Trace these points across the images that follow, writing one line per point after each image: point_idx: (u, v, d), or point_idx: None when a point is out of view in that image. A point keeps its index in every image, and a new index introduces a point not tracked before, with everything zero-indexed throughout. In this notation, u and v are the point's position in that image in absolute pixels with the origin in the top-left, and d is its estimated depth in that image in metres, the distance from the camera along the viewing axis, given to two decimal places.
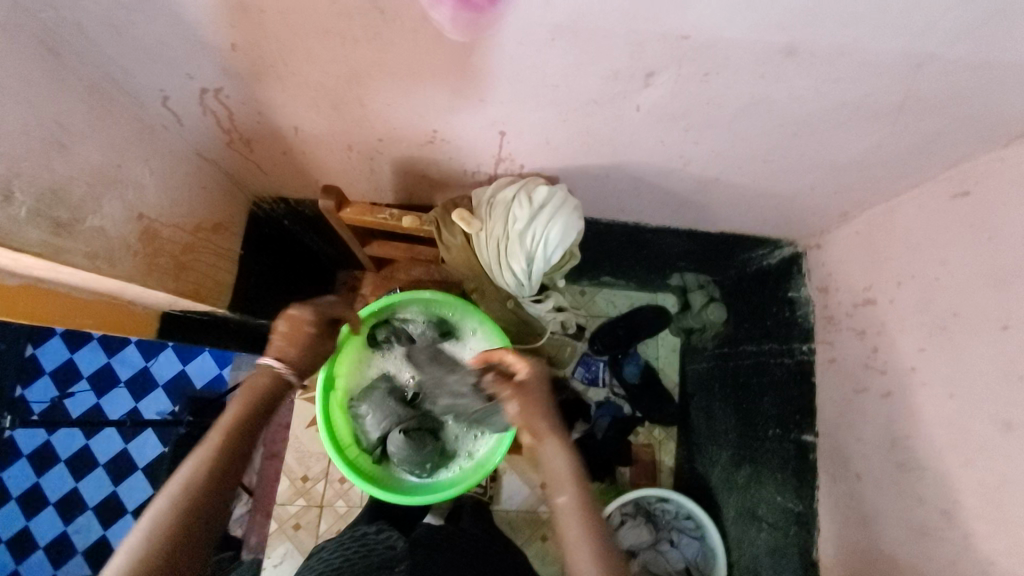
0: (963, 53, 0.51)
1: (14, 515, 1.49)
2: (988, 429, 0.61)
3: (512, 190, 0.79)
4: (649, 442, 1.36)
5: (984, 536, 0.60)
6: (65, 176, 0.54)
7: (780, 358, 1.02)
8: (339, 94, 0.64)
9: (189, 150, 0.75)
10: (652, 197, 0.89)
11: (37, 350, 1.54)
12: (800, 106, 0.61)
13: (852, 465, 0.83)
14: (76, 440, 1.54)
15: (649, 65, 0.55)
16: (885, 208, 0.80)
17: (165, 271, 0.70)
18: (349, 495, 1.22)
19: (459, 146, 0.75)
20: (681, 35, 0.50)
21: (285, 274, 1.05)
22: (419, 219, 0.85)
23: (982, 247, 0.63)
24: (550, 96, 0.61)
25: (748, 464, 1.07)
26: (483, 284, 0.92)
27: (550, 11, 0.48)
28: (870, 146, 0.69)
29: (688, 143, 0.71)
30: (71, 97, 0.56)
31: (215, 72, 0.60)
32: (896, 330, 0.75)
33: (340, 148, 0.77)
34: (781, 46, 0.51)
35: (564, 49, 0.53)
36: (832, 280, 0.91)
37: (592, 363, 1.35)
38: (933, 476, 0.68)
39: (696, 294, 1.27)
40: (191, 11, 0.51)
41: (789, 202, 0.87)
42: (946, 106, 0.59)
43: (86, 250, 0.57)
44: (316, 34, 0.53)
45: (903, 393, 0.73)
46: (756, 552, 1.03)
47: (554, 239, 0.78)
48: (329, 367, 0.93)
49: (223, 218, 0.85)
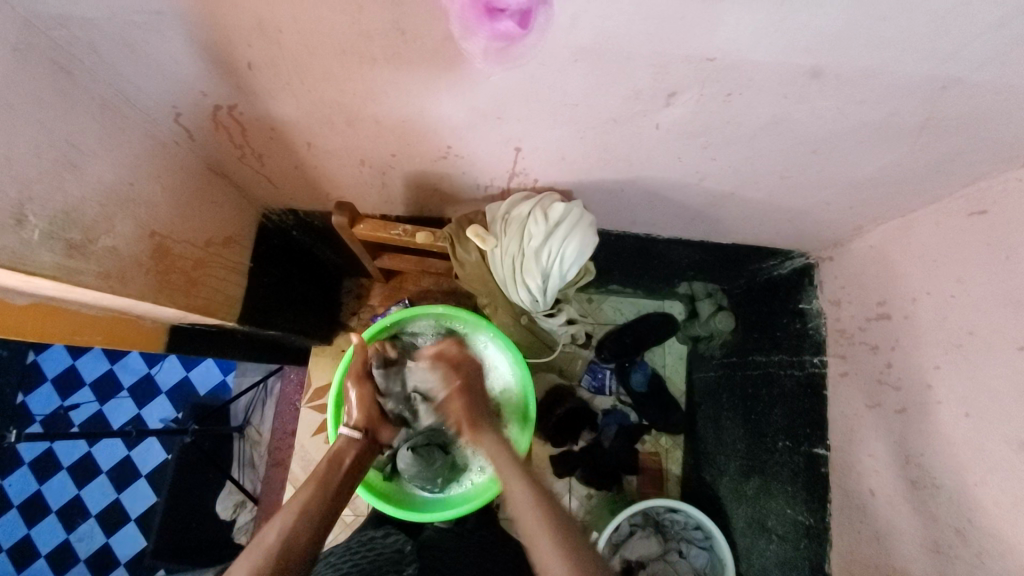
0: (990, 76, 0.50)
1: (15, 523, 1.48)
2: (1005, 450, 0.61)
3: (527, 206, 0.78)
4: (656, 450, 1.35)
5: (1001, 558, 0.60)
6: (78, 197, 0.53)
7: (790, 370, 1.02)
8: (354, 111, 0.63)
9: (199, 164, 0.75)
10: (664, 210, 0.88)
11: (38, 357, 1.52)
12: (821, 125, 0.61)
13: (866, 481, 0.82)
14: (79, 448, 1.53)
15: (671, 85, 0.54)
16: (900, 223, 0.79)
17: (176, 287, 0.70)
18: (354, 504, 1.21)
19: (472, 161, 0.74)
20: (706, 57, 0.50)
21: (293, 285, 1.04)
22: (432, 235, 0.84)
23: (1002, 266, 0.62)
24: (568, 114, 0.61)
25: (758, 476, 1.06)
26: (497, 299, 0.92)
27: (575, 33, 0.47)
28: (888, 164, 0.68)
29: (706, 160, 0.70)
30: (83, 116, 0.55)
31: (228, 89, 0.60)
32: (911, 347, 0.75)
33: (351, 162, 0.76)
34: (806, 67, 0.51)
35: (585, 69, 0.52)
36: (845, 293, 0.90)
37: (598, 371, 1.34)
38: (949, 494, 0.67)
39: (704, 303, 1.25)
40: (207, 31, 0.50)
41: (803, 216, 0.86)
42: (968, 126, 0.58)
43: (98, 270, 0.56)
44: (333, 54, 0.52)
45: (918, 410, 0.73)
46: (766, 564, 1.02)
47: (570, 256, 0.78)
48: (340, 382, 0.92)
49: (233, 231, 0.84)
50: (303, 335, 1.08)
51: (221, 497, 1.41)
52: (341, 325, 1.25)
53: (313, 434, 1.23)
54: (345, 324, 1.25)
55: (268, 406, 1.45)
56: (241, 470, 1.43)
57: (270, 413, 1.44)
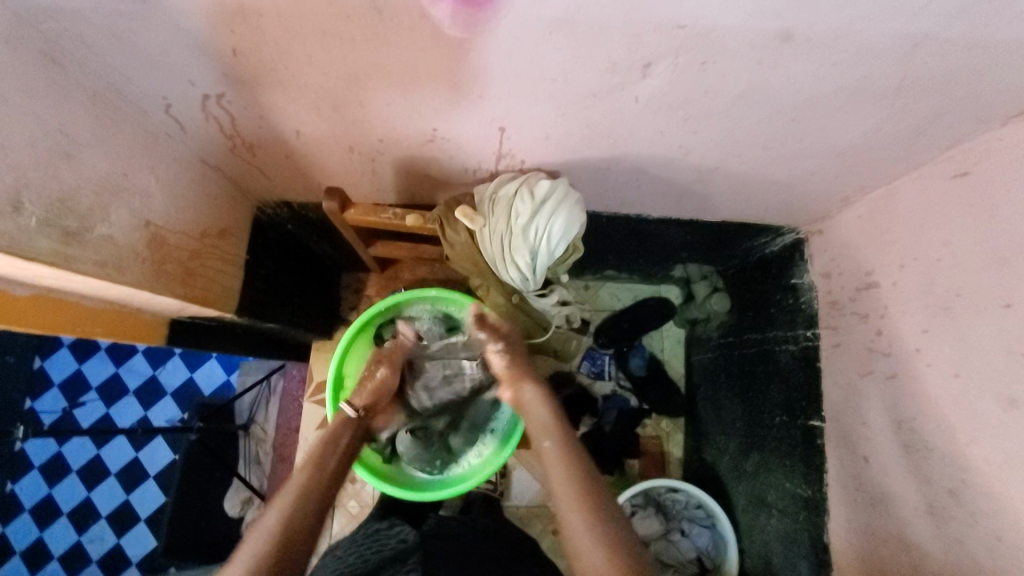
0: (958, 32, 0.51)
1: (29, 526, 1.51)
2: (991, 407, 0.61)
3: (513, 186, 0.80)
4: (657, 433, 1.36)
5: (992, 513, 0.60)
6: (73, 186, 0.55)
7: (785, 345, 1.03)
8: (341, 95, 0.64)
9: (192, 156, 0.76)
10: (652, 187, 0.89)
11: (45, 362, 1.54)
12: (798, 91, 0.62)
13: (861, 448, 0.83)
14: (88, 450, 1.55)
15: (646, 55, 0.55)
16: (885, 191, 0.80)
17: (173, 277, 0.71)
18: (359, 495, 1.19)
19: (458, 143, 0.75)
20: (677, 24, 0.51)
21: (290, 278, 1.05)
22: (422, 218, 0.87)
23: (985, 226, 0.63)
24: (549, 89, 0.62)
25: (756, 452, 1.07)
26: (488, 280, 0.94)
27: (548, 6, 0.48)
28: (867, 130, 0.69)
29: (687, 133, 0.71)
30: (75, 106, 0.56)
31: (217, 78, 0.61)
32: (900, 313, 0.76)
33: (340, 149, 0.78)
34: (777, 31, 0.51)
35: (562, 41, 0.53)
36: (835, 265, 0.91)
37: (598, 357, 1.36)
38: (940, 455, 0.68)
39: (699, 286, 1.27)
40: (192, 19, 0.52)
41: (789, 188, 0.87)
42: (943, 86, 0.59)
43: (95, 258, 0.58)
44: (316, 36, 0.54)
45: (908, 374, 0.74)
46: (767, 538, 1.03)
47: (557, 233, 0.80)
48: (339, 365, 0.94)
49: (228, 223, 0.86)
50: (304, 329, 1.10)
51: (229, 495, 1.41)
52: (341, 319, 1.26)
53: (317, 426, 1.24)
54: (345, 317, 1.26)
55: (272, 402, 1.46)
56: (247, 467, 1.44)
57: (275, 410, 1.46)
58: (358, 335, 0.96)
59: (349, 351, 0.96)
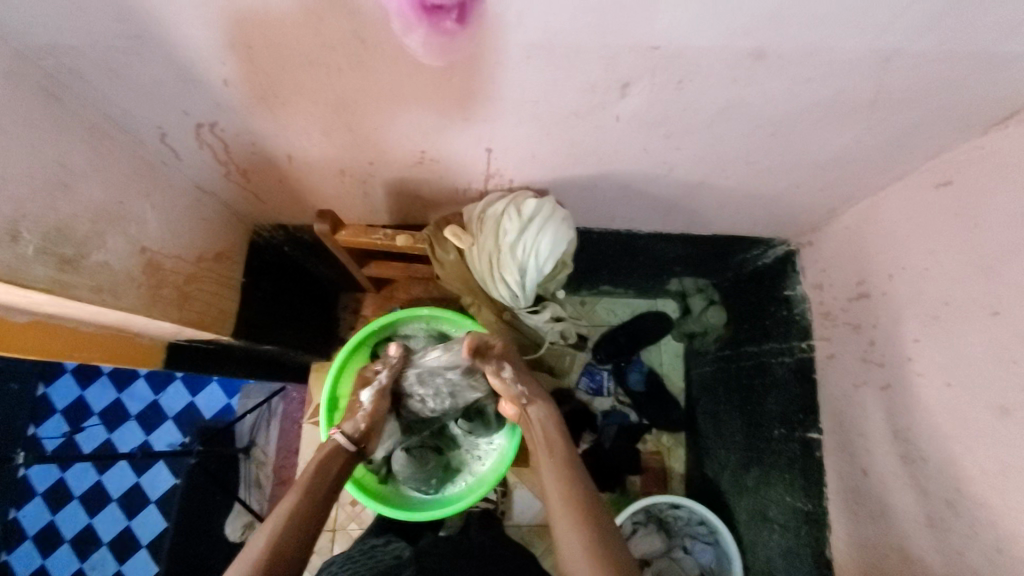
0: (926, 45, 0.52)
1: (30, 554, 1.50)
2: (984, 415, 0.61)
3: (501, 204, 0.81)
4: (658, 449, 1.35)
5: (989, 523, 0.60)
6: (70, 215, 0.57)
7: (780, 357, 1.02)
8: (330, 120, 0.66)
9: (187, 182, 0.78)
10: (640, 204, 0.90)
11: (48, 389, 1.56)
12: (775, 107, 0.63)
13: (858, 460, 0.82)
14: (89, 476, 1.55)
15: (624, 76, 0.57)
16: (871, 202, 0.81)
17: (169, 301, 0.73)
18: (359, 518, 1.17)
19: (448, 164, 0.77)
20: (652, 45, 0.52)
21: (287, 299, 1.07)
22: (412, 238, 0.88)
23: (969, 235, 0.64)
24: (531, 111, 0.63)
25: (756, 466, 1.06)
26: (479, 298, 0.95)
27: (523, 30, 0.50)
28: (848, 142, 0.70)
29: (671, 150, 0.73)
30: (73, 137, 0.58)
31: (210, 107, 0.63)
32: (891, 323, 0.76)
33: (332, 172, 0.79)
34: (749, 50, 0.53)
35: (540, 65, 0.55)
36: (825, 276, 0.91)
37: (596, 373, 1.35)
38: (937, 465, 0.68)
39: (696, 299, 1.27)
40: (186, 53, 0.54)
41: (776, 201, 0.88)
42: (919, 97, 0.60)
43: (92, 284, 0.59)
44: (303, 66, 0.56)
45: (901, 383, 0.74)
46: (771, 554, 1.02)
47: (545, 250, 0.81)
48: (333, 386, 0.95)
49: (223, 247, 0.88)
50: (302, 350, 1.11)
51: (229, 520, 1.41)
52: (338, 339, 1.27)
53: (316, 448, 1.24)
54: (343, 338, 1.27)
55: (272, 424, 1.47)
56: (247, 490, 1.44)
57: (275, 432, 1.46)
58: (352, 355, 0.97)
59: (345, 370, 0.97)
